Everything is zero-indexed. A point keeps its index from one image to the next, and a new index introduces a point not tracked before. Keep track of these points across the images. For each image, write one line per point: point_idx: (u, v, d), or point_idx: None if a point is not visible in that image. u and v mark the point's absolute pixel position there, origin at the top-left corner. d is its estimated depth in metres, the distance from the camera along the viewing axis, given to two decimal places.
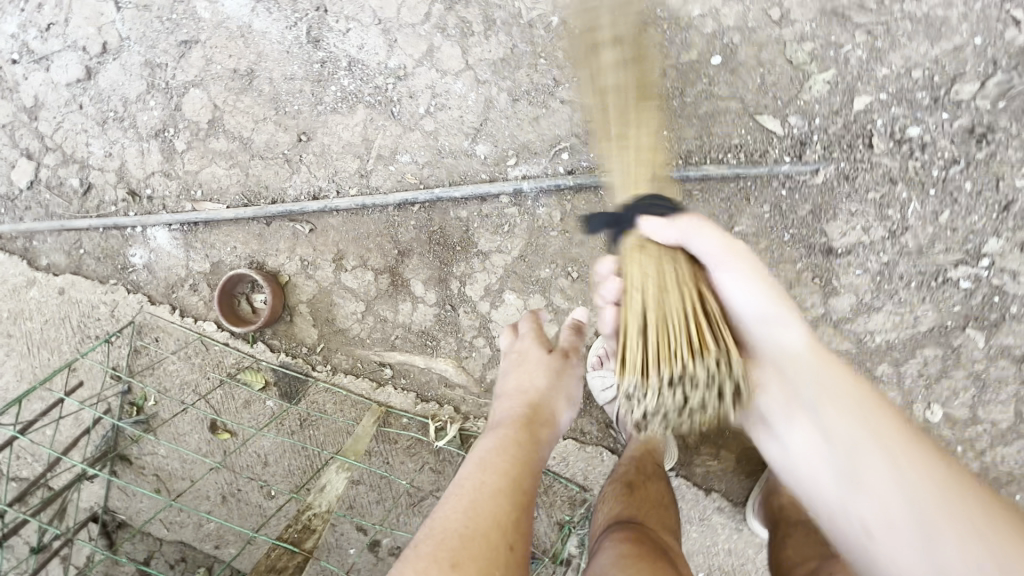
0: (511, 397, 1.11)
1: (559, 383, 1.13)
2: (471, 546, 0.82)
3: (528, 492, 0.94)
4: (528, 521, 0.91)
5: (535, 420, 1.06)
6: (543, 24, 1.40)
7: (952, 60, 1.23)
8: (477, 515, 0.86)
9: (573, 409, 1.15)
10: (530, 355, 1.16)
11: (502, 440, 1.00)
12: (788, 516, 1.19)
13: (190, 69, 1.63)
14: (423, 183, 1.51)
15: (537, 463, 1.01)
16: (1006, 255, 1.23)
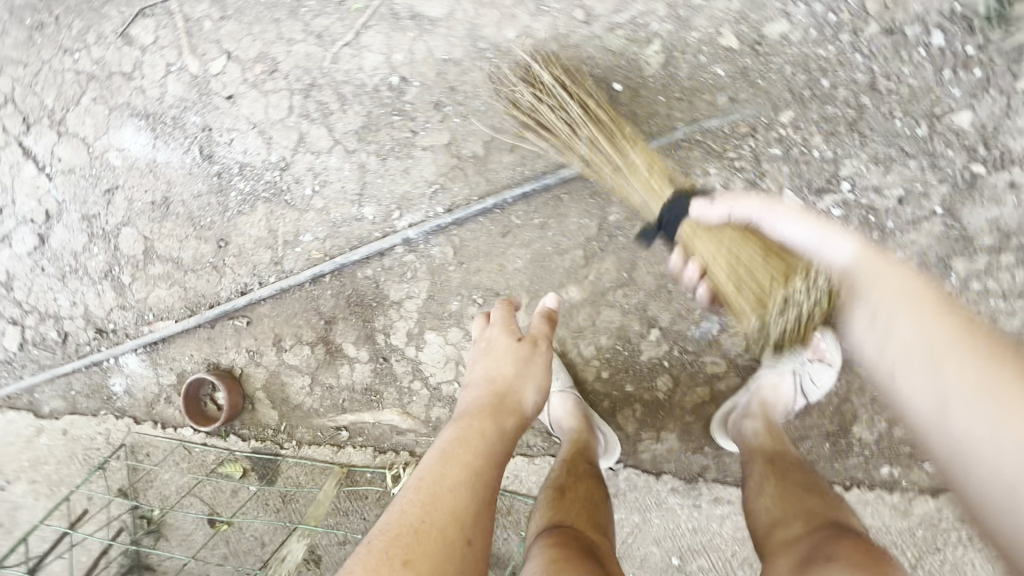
0: (477, 385, 1.12)
1: (527, 371, 1.13)
2: (425, 540, 0.83)
3: (488, 484, 0.95)
4: (486, 513, 0.92)
5: (499, 409, 1.06)
6: (386, 85, 1.51)
7: (752, 7, 1.24)
8: (435, 509, 0.87)
9: (543, 394, 1.13)
10: (500, 343, 1.17)
11: (462, 430, 1.01)
12: (764, 453, 1.19)
13: (119, 212, 1.83)
14: (328, 255, 1.63)
15: (500, 454, 1.00)
16: (868, 174, 1.21)
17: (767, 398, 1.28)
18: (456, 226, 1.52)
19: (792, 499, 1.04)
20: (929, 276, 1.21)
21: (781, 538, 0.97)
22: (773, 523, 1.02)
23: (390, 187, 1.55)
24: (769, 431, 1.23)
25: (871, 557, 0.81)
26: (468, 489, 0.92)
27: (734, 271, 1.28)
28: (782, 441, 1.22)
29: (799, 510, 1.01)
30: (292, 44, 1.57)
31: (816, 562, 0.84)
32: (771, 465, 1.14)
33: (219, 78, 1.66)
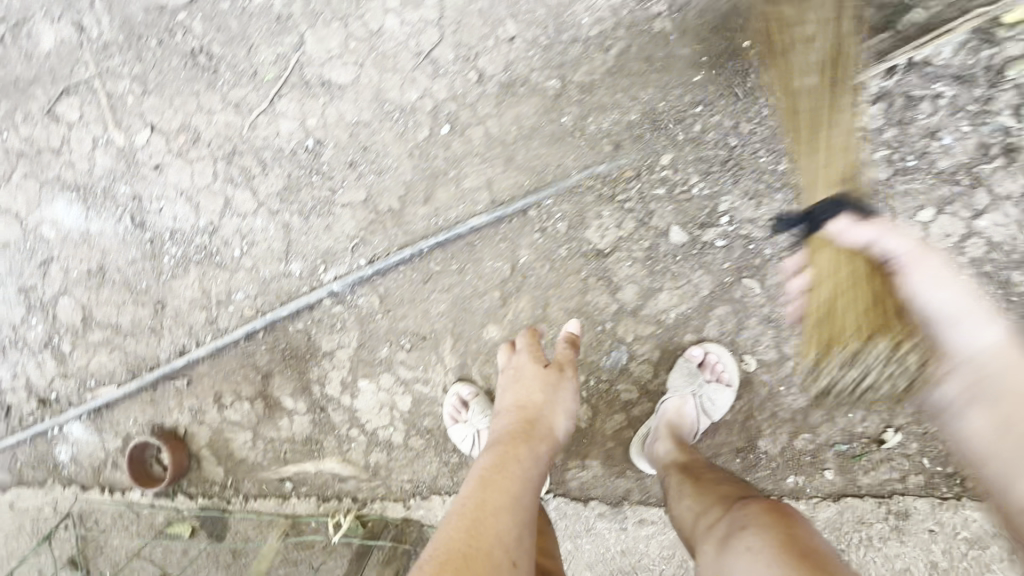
0: (509, 411, 1.22)
1: (553, 397, 1.23)
2: (474, 561, 0.90)
3: (525, 507, 1.03)
4: (526, 533, 0.99)
5: (531, 436, 1.16)
6: (303, 148, 1.59)
7: (623, 64, 1.36)
8: (479, 532, 0.95)
9: (571, 419, 1.23)
10: (525, 370, 1.27)
11: (499, 458, 1.11)
12: (679, 459, 1.26)
13: (55, 283, 1.83)
14: (260, 311, 1.69)
15: (533, 477, 1.10)
16: (740, 209, 1.33)
17: (670, 417, 1.36)
18: (379, 276, 1.59)
19: (706, 489, 1.12)
20: None
21: (698, 521, 1.05)
22: (692, 510, 1.09)
23: (315, 244, 1.62)
24: (679, 441, 1.31)
25: (777, 520, 0.91)
26: (508, 512, 1.00)
27: (845, 288, 1.20)
28: (692, 453, 1.29)
29: (716, 492, 1.09)
30: (212, 114, 1.64)
31: (735, 533, 0.92)
32: (686, 468, 1.22)
33: (145, 149, 1.70)
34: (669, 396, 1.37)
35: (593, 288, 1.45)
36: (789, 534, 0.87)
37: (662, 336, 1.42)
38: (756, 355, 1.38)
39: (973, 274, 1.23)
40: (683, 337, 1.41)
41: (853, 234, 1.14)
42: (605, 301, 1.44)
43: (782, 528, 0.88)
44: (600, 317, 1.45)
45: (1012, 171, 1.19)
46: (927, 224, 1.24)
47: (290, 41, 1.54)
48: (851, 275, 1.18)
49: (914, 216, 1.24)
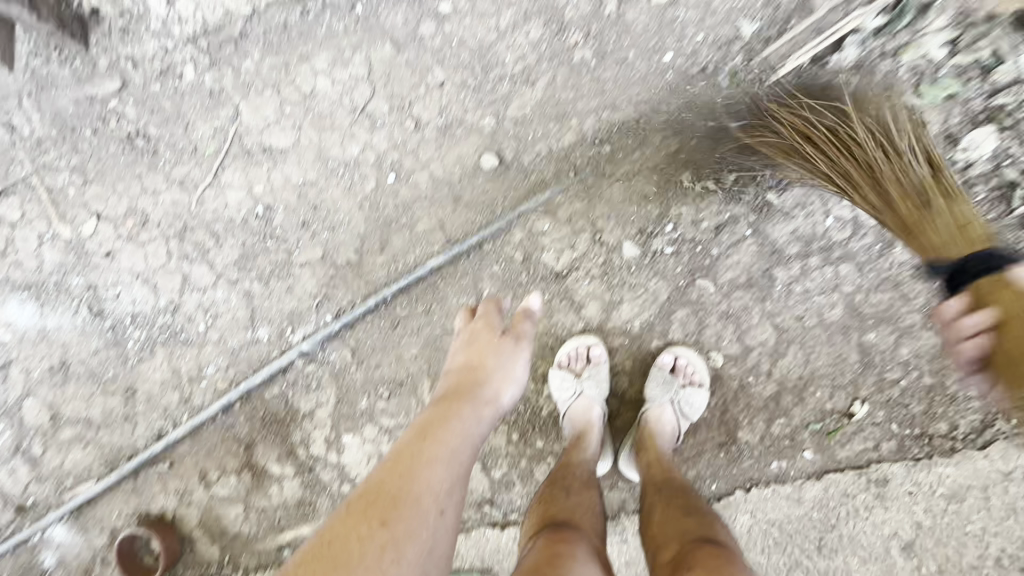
0: (457, 371, 1.18)
1: (503, 363, 1.17)
2: (401, 506, 0.88)
3: (464, 460, 0.99)
4: (458, 488, 0.95)
5: (474, 396, 1.11)
6: (254, 215, 1.60)
7: (552, 93, 1.41)
8: (409, 478, 0.91)
9: (519, 386, 1.18)
10: (480, 335, 1.23)
11: (440, 412, 1.06)
12: (653, 482, 1.22)
13: (16, 386, 1.76)
14: (232, 382, 1.67)
15: (472, 435, 1.04)
16: (683, 215, 1.38)
17: (649, 424, 1.38)
18: (348, 329, 1.60)
19: (668, 520, 1.07)
20: (759, 288, 1.37)
21: (656, 554, 1.00)
22: (654, 542, 1.04)
23: (279, 307, 1.62)
24: (655, 460, 1.29)
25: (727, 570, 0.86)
26: (442, 461, 0.96)
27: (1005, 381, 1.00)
28: (669, 468, 1.27)
29: (674, 527, 1.03)
30: (157, 194, 1.64)
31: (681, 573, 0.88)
32: (658, 492, 1.17)
33: (94, 238, 1.68)
34: (648, 403, 1.40)
35: (557, 309, 1.48)
36: None
37: (631, 345, 1.46)
38: (722, 350, 1.41)
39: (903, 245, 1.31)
40: (650, 344, 1.45)
41: None
42: (571, 321, 1.48)
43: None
44: (567, 339, 1.48)
45: None
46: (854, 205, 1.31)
47: (225, 114, 1.56)
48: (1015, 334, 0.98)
49: (842, 199, 1.31)
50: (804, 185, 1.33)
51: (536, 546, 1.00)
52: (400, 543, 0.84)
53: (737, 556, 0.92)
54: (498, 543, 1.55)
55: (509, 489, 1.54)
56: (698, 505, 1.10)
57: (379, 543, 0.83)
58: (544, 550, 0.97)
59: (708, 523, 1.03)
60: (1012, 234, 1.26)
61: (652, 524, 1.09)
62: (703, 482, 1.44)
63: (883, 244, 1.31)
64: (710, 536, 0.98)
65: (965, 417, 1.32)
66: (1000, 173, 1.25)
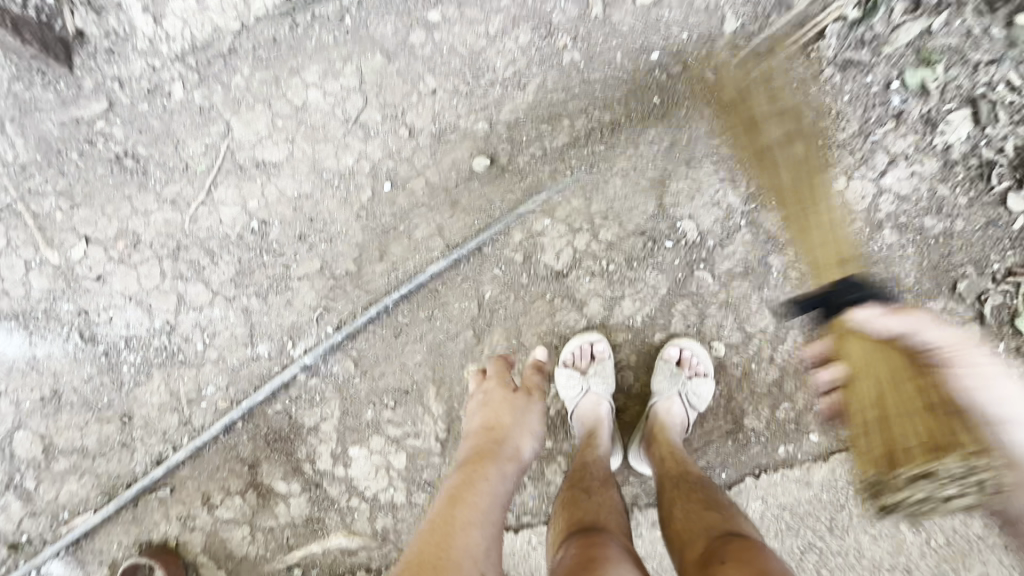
0: (477, 432, 1.25)
1: (520, 418, 1.26)
2: (443, 573, 0.89)
3: (493, 521, 1.03)
4: (492, 548, 0.99)
5: (497, 455, 1.17)
6: (250, 230, 1.59)
7: (543, 96, 1.43)
8: (446, 546, 0.94)
9: (535, 440, 1.26)
10: (494, 393, 1.31)
11: (466, 476, 1.10)
12: (669, 476, 1.24)
13: (6, 418, 1.71)
14: (234, 401, 1.65)
15: (499, 495, 1.09)
16: (678, 207, 1.41)
17: (659, 416, 1.40)
18: (349, 340, 1.58)
19: (691, 516, 1.08)
20: (756, 276, 1.40)
21: (683, 551, 1.01)
22: (680, 539, 1.05)
23: (279, 322, 1.61)
24: (668, 453, 1.31)
25: (759, 559, 0.88)
26: (476, 526, 1.00)
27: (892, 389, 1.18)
28: (682, 460, 1.29)
29: (699, 524, 1.04)
30: (148, 214, 1.62)
31: (712, 565, 0.90)
32: (677, 486, 1.19)
33: (84, 262, 1.65)
34: (658, 397, 1.42)
35: (560, 308, 1.49)
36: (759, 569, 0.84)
37: (634, 340, 1.48)
38: (724, 340, 1.44)
39: (890, 227, 1.35)
40: (653, 338, 1.47)
41: (880, 327, 1.15)
42: (574, 319, 1.49)
43: (758, 563, 0.86)
44: (571, 337, 1.49)
45: (900, 132, 1.32)
46: (843, 190, 1.35)
47: (216, 130, 1.55)
48: (887, 365, 1.19)
49: (831, 185, 1.35)
50: None
51: (569, 553, 1.01)
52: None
53: (763, 545, 0.94)
54: (513, 547, 1.54)
55: (520, 491, 1.54)
56: (718, 498, 1.12)
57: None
58: (578, 555, 0.98)
59: (732, 517, 1.05)
60: (993, 212, 1.31)
61: (674, 520, 1.11)
62: (713, 471, 1.46)
63: (872, 227, 1.36)
64: (736, 529, 1.00)
65: None
66: (978, 152, 1.30)
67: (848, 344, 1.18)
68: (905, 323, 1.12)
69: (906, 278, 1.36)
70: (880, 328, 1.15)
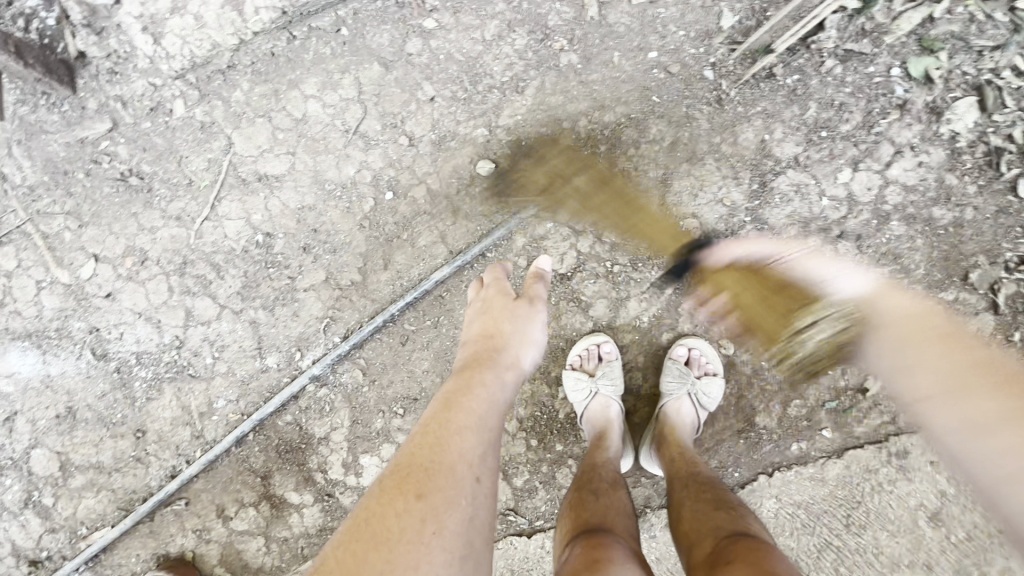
0: (475, 339, 1.17)
1: (520, 327, 1.18)
2: (436, 477, 0.88)
3: (491, 427, 1.00)
4: (491, 453, 0.97)
5: (495, 362, 1.11)
6: (254, 244, 1.60)
7: (541, 100, 1.43)
8: (441, 448, 0.92)
9: (537, 350, 1.19)
10: (494, 302, 1.22)
11: (462, 382, 1.05)
12: (677, 477, 1.23)
13: (23, 436, 1.73)
14: (245, 414, 1.66)
15: (495, 401, 1.04)
16: (682, 206, 1.39)
17: (670, 416, 1.39)
18: (356, 349, 1.59)
19: (698, 515, 1.07)
20: (763, 272, 1.39)
21: (690, 551, 1.00)
22: (687, 538, 1.04)
23: (286, 333, 1.62)
24: (677, 454, 1.30)
25: (766, 560, 0.85)
26: (472, 432, 0.96)
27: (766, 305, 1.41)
28: (693, 459, 1.28)
29: (706, 522, 1.03)
30: (155, 231, 1.63)
31: (717, 567, 0.88)
32: (683, 486, 1.19)
33: (93, 280, 1.67)
34: (667, 397, 1.40)
35: (565, 311, 1.49)
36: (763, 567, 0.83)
37: (641, 340, 1.47)
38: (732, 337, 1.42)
39: (899, 219, 1.33)
40: (660, 338, 1.46)
41: (727, 256, 1.37)
42: (580, 321, 1.49)
43: (765, 564, 0.84)
44: (577, 339, 1.49)
45: (905, 122, 1.29)
46: (848, 183, 1.33)
47: (219, 145, 1.56)
48: (745, 276, 1.41)
49: (837, 178, 1.33)
50: (797, 168, 1.34)
51: (574, 554, 1.00)
52: (443, 512, 0.84)
53: (770, 543, 0.92)
54: (526, 552, 1.54)
55: (532, 496, 1.53)
56: (725, 497, 1.11)
57: (420, 516, 0.83)
58: (582, 556, 0.97)
59: (739, 515, 1.04)
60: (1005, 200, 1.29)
61: (681, 519, 1.11)
62: (727, 471, 1.45)
63: (880, 218, 1.33)
64: (742, 527, 0.99)
65: None
66: (986, 140, 1.28)
67: (717, 277, 1.42)
68: (742, 246, 1.33)
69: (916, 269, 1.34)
70: (739, 256, 1.37)
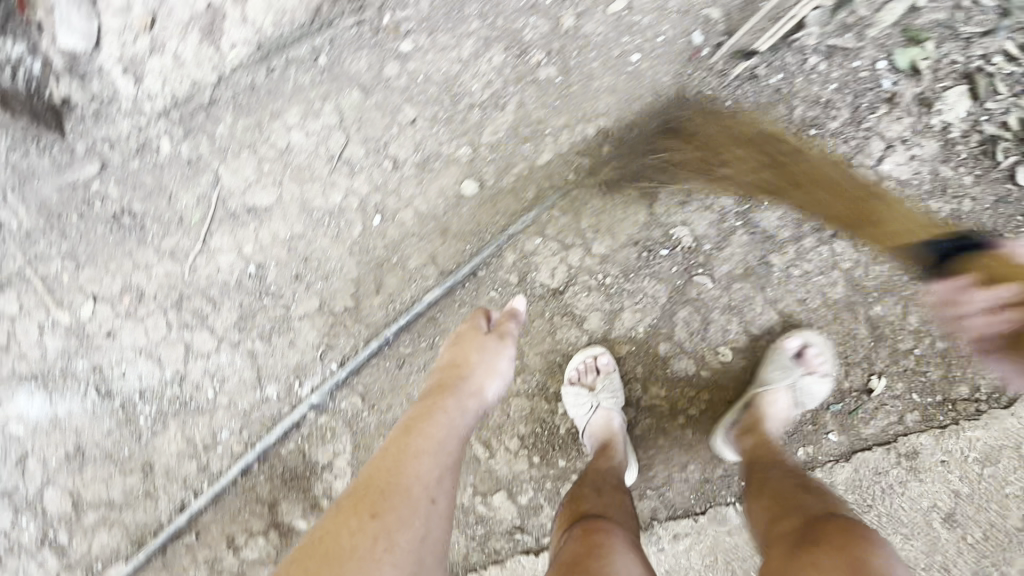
0: (445, 368, 1.25)
1: (485, 358, 1.24)
2: (391, 497, 0.97)
3: (451, 451, 1.08)
4: (448, 475, 1.05)
5: (457, 391, 1.18)
6: (247, 275, 1.60)
7: (522, 115, 1.41)
8: (399, 470, 1.01)
9: (502, 380, 1.24)
10: (464, 334, 1.30)
11: (424, 409, 1.14)
12: (763, 462, 1.22)
13: (35, 477, 1.76)
14: (248, 444, 1.66)
15: (455, 427, 1.12)
16: (671, 215, 1.37)
17: (762, 407, 1.33)
18: (354, 375, 1.59)
19: (780, 497, 1.08)
20: (758, 277, 1.36)
21: (772, 527, 1.01)
22: (768, 516, 1.05)
23: (284, 363, 1.62)
24: (762, 440, 1.28)
25: (857, 546, 0.86)
26: (429, 454, 1.05)
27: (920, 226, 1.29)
28: (775, 450, 1.25)
29: (793, 506, 1.04)
30: (150, 268, 1.65)
31: (809, 548, 0.89)
32: (767, 467, 1.19)
33: (93, 319, 1.69)
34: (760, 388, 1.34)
35: (560, 326, 1.48)
36: (860, 557, 0.83)
37: (638, 351, 1.45)
38: (729, 344, 1.40)
39: (894, 215, 1.30)
40: (658, 348, 1.44)
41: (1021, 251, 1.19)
42: (575, 335, 1.47)
43: (856, 549, 0.85)
44: (574, 354, 1.47)
45: (894, 116, 1.26)
46: (839, 181, 1.30)
47: (206, 180, 1.57)
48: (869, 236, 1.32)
49: (827, 177, 1.30)
50: (786, 169, 1.31)
51: (573, 539, 1.06)
52: (394, 527, 0.93)
53: (856, 524, 0.93)
54: (535, 570, 1.53)
55: (538, 513, 1.52)
56: (812, 485, 1.11)
57: (374, 532, 0.92)
58: (582, 542, 1.04)
59: (829, 504, 1.03)
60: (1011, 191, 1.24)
61: (762, 495, 1.12)
62: (733, 479, 1.43)
63: (875, 216, 1.30)
64: (833, 511, 0.99)
65: (985, 377, 1.30)
66: (980, 129, 1.24)
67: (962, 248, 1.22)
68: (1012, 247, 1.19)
69: (913, 266, 1.31)
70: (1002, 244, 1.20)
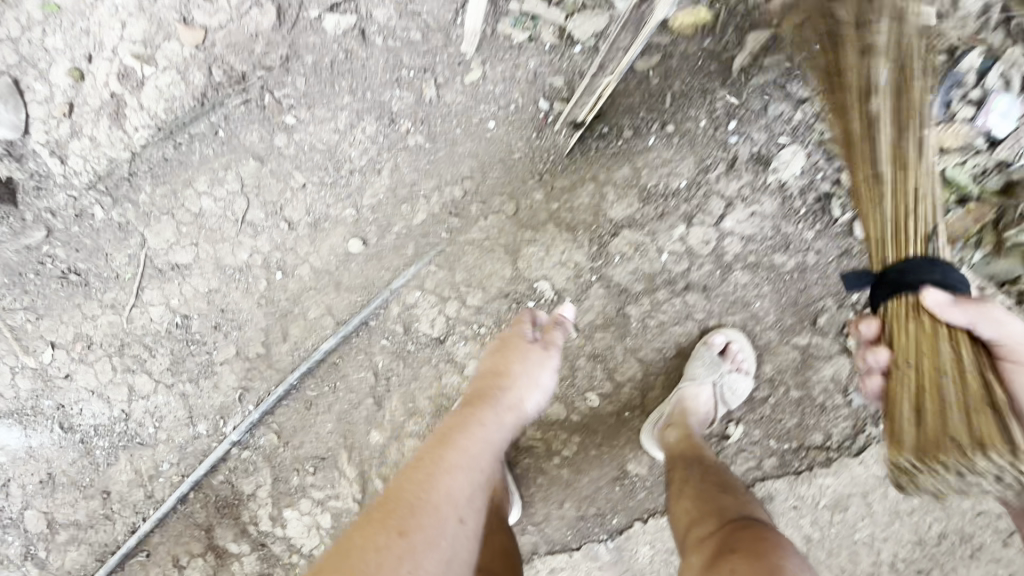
0: (487, 374, 1.28)
1: (528, 369, 1.28)
2: (418, 515, 0.96)
3: (484, 466, 1.11)
4: (477, 493, 1.06)
5: (497, 403, 1.22)
6: (176, 325, 1.78)
7: (397, 178, 1.52)
8: (430, 485, 1.01)
9: (542, 395, 1.29)
10: (508, 341, 1.33)
11: (462, 419, 1.18)
12: (684, 458, 1.24)
13: (16, 500, 2.00)
14: (184, 475, 1.85)
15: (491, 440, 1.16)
16: (533, 269, 1.45)
17: (685, 402, 1.34)
18: (270, 414, 1.75)
19: (703, 500, 1.11)
20: (617, 327, 1.42)
21: (691, 532, 1.05)
22: (682, 524, 1.10)
23: (210, 403, 1.79)
24: (686, 437, 1.28)
25: (771, 552, 0.90)
26: (462, 468, 1.07)
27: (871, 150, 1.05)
28: (700, 447, 1.27)
29: (715, 506, 1.08)
30: (95, 318, 1.83)
31: (725, 556, 0.92)
32: (688, 466, 1.22)
33: (53, 363, 1.90)
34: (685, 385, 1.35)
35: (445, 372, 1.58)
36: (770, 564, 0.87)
37: None
38: (597, 390, 1.46)
39: (741, 268, 1.33)
40: None
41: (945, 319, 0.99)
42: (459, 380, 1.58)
43: (771, 557, 0.89)
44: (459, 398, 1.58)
45: (732, 175, 1.31)
46: (684, 237, 1.35)
47: (135, 241, 1.74)
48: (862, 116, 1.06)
49: (672, 233, 1.35)
50: (635, 227, 1.37)
51: None
52: (420, 550, 0.92)
53: (773, 531, 0.97)
54: None
55: None
56: (732, 483, 1.16)
57: (397, 552, 0.90)
58: None
59: (746, 504, 1.09)
60: None
61: (680, 500, 1.15)
62: (605, 517, 1.50)
63: (723, 269, 1.34)
64: (751, 519, 1.02)
65: (836, 425, 1.33)
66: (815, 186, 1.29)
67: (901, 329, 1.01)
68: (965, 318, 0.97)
69: (764, 317, 1.34)
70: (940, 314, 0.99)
